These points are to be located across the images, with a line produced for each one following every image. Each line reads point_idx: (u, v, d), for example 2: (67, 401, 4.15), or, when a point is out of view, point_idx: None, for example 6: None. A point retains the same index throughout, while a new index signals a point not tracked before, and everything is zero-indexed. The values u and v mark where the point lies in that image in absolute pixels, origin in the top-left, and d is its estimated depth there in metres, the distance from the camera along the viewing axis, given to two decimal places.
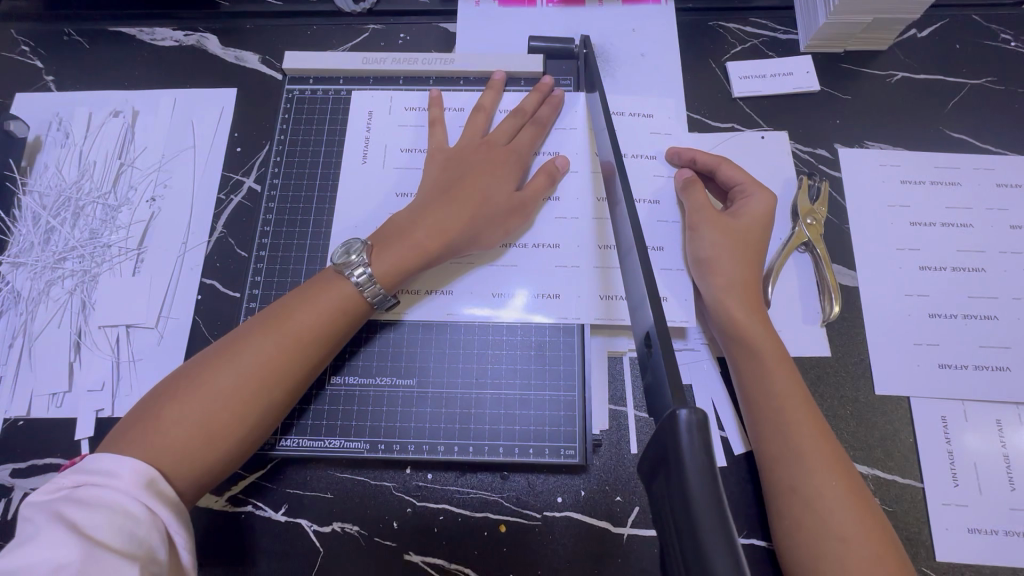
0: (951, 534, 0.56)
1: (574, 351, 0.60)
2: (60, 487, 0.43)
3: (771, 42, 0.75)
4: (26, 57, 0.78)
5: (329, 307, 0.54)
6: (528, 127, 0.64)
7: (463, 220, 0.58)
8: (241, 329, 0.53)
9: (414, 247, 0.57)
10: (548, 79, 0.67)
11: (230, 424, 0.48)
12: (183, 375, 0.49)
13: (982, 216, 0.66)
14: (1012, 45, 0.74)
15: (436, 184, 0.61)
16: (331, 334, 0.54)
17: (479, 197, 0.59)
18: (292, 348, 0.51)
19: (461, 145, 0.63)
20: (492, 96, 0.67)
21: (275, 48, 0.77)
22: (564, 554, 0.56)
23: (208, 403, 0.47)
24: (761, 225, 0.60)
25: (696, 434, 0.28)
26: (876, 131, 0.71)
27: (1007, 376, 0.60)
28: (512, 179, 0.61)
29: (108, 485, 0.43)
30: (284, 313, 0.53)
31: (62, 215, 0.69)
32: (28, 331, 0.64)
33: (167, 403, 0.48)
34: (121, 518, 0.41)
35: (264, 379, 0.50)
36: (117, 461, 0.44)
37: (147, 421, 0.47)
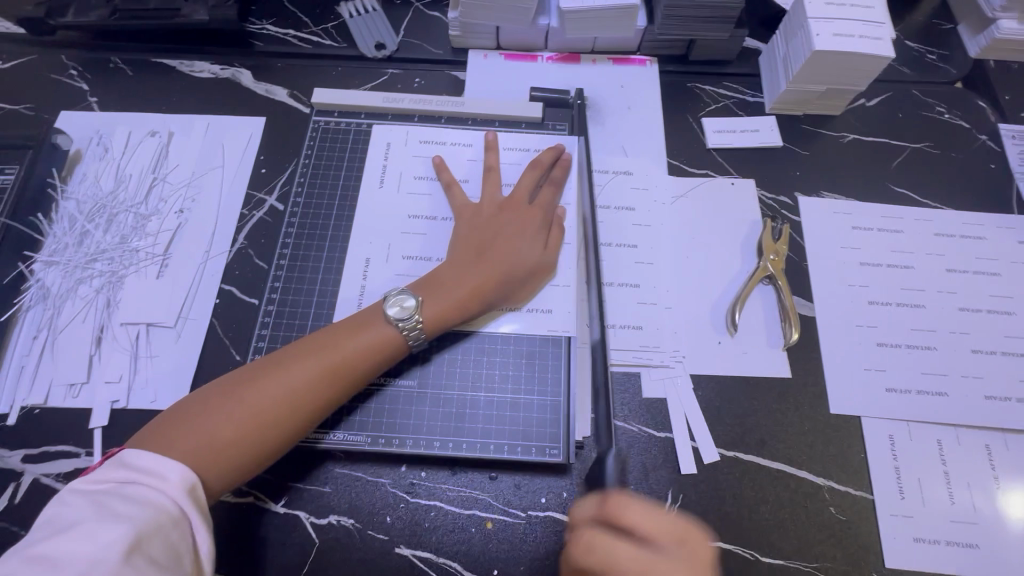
0: (898, 543, 0.61)
1: (561, 361, 0.66)
2: (109, 479, 0.47)
3: (741, 103, 0.86)
4: (74, 80, 0.86)
5: (373, 343, 0.60)
6: (545, 187, 0.72)
7: (498, 277, 0.64)
8: (289, 351, 0.58)
9: (452, 301, 0.63)
10: (560, 145, 0.75)
11: (271, 440, 0.54)
12: (236, 386, 0.55)
13: (922, 260, 0.75)
14: (946, 116, 0.86)
15: (469, 243, 0.67)
16: (370, 368, 0.60)
17: (510, 254, 0.66)
18: (335, 379, 0.57)
19: (485, 205, 0.70)
20: (494, 155, 0.74)
21: (303, 84, 0.86)
22: (545, 551, 0.60)
23: (256, 418, 0.54)
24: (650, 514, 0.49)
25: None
26: (831, 182, 0.81)
27: (945, 401, 0.67)
28: (538, 236, 0.68)
29: (155, 487, 0.47)
30: (332, 344, 0.59)
31: (97, 220, 0.75)
32: (52, 325, 0.69)
33: (218, 410, 0.53)
34: (162, 517, 0.45)
35: (307, 402, 0.56)
36: (166, 464, 0.49)
37: (195, 427, 0.52)
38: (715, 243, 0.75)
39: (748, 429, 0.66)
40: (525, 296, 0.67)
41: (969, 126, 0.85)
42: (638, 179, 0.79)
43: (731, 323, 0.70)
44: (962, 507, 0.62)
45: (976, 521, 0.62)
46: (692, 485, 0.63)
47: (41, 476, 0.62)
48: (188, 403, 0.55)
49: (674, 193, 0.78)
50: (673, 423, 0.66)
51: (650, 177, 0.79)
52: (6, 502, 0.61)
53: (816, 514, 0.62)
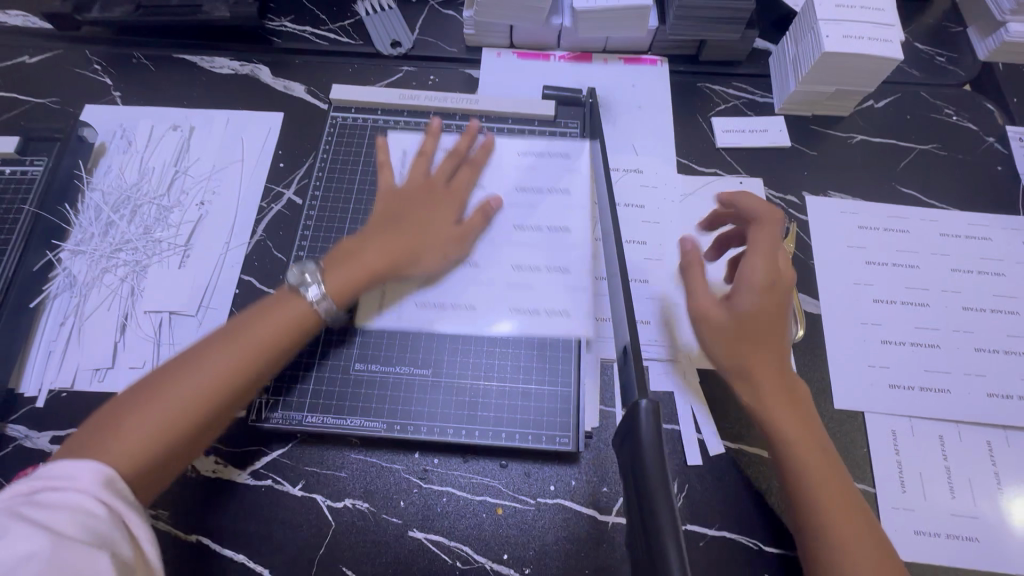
0: (899, 535, 0.62)
1: (571, 354, 0.68)
2: (15, 492, 0.43)
3: (750, 103, 0.88)
4: (98, 74, 0.88)
5: (284, 321, 0.59)
6: (464, 168, 0.73)
7: (404, 246, 0.66)
8: (198, 344, 0.56)
9: (361, 269, 0.64)
10: (475, 123, 0.77)
11: (189, 429, 0.52)
12: (147, 383, 0.53)
13: (927, 260, 0.76)
14: (954, 118, 0.87)
15: (379, 217, 0.68)
16: (284, 346, 0.59)
17: (418, 226, 0.67)
18: (251, 359, 0.56)
19: (405, 184, 0.71)
20: (466, 142, 0.75)
21: (321, 81, 0.88)
22: (554, 537, 0.62)
23: (172, 407, 0.51)
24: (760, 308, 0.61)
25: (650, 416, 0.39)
26: (839, 183, 0.82)
27: (948, 398, 0.68)
28: (452, 211, 0.69)
29: (67, 487, 0.44)
30: (238, 330, 0.57)
31: (121, 211, 0.77)
32: (79, 312, 0.71)
33: (130, 410, 0.51)
34: (82, 512, 0.42)
35: (222, 386, 0.54)
36: (77, 467, 0.45)
37: (108, 430, 0.49)
38: None
39: None
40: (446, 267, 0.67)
41: (976, 128, 0.86)
42: (648, 177, 0.80)
43: None
44: (963, 501, 0.64)
45: (976, 515, 0.63)
46: (698, 476, 0.65)
47: None
48: (99, 413, 0.51)
49: (683, 191, 0.80)
50: (680, 416, 0.68)
51: (660, 175, 0.81)
52: None
53: None
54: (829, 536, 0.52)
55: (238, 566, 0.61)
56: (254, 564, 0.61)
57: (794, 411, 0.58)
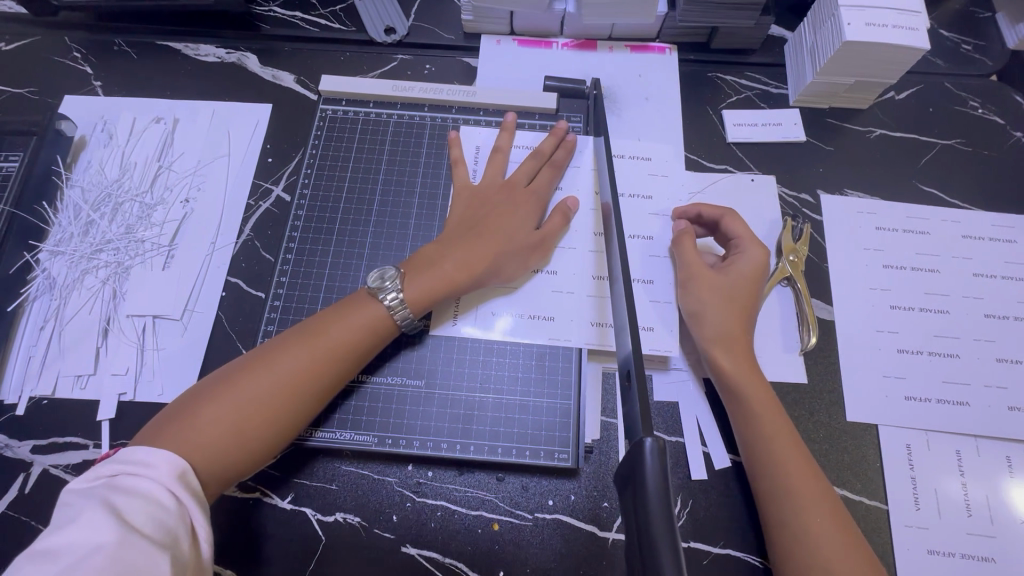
0: (911, 555, 0.60)
1: (572, 364, 0.65)
2: (98, 476, 0.47)
3: (764, 95, 0.83)
4: (78, 63, 0.84)
5: (360, 326, 0.58)
6: (545, 169, 0.70)
7: (490, 255, 0.63)
8: (275, 342, 0.58)
9: (441, 277, 0.62)
10: (563, 123, 0.73)
11: (260, 431, 0.53)
12: (221, 378, 0.54)
13: (947, 263, 0.72)
14: (979, 111, 0.82)
15: (463, 219, 0.66)
16: (359, 351, 0.58)
17: (503, 232, 0.65)
18: (323, 360, 0.56)
19: (483, 185, 0.69)
20: (508, 136, 0.72)
21: (311, 70, 0.84)
22: (551, 554, 0.59)
23: (242, 407, 0.53)
24: (750, 279, 0.65)
25: (655, 455, 0.36)
26: (856, 180, 0.78)
27: (966, 411, 0.65)
28: (533, 216, 0.67)
29: (144, 475, 0.47)
30: (317, 331, 0.58)
31: (102, 209, 0.73)
32: (59, 316, 0.68)
33: (205, 403, 0.53)
34: (152, 504, 0.46)
35: (294, 389, 0.55)
36: (156, 454, 0.49)
37: (185, 421, 0.52)
38: None
39: None
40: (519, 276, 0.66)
41: (1003, 122, 0.82)
42: (655, 174, 0.76)
43: None
44: (979, 520, 0.61)
45: (992, 534, 0.60)
46: (702, 491, 0.62)
47: (50, 468, 0.62)
48: (179, 401, 0.54)
49: (691, 189, 0.76)
50: (685, 428, 0.65)
51: (667, 172, 0.77)
52: (16, 492, 0.61)
53: None
54: (797, 507, 0.55)
55: None
56: None
57: (767, 400, 0.60)
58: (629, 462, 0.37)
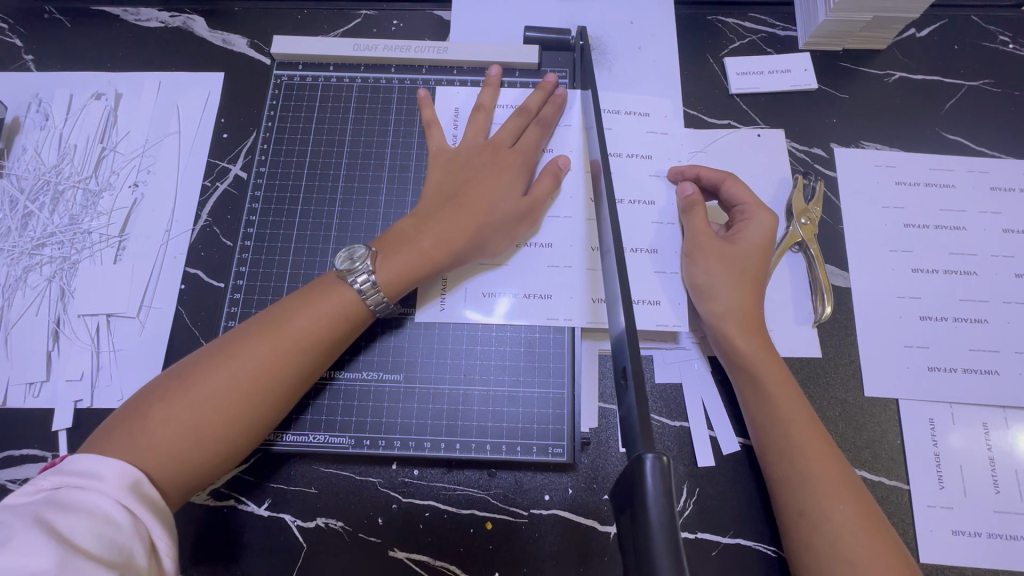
0: (935, 537, 0.56)
1: (565, 348, 0.59)
2: (40, 488, 0.41)
3: (769, 39, 0.75)
4: (5, 35, 0.75)
5: (329, 311, 0.52)
6: (533, 127, 0.63)
7: (472, 227, 0.57)
8: (235, 333, 0.51)
9: (419, 254, 0.55)
10: (552, 76, 0.65)
11: (222, 433, 0.47)
12: (175, 375, 0.48)
13: (975, 219, 0.65)
14: (1010, 47, 0.74)
15: (442, 187, 0.59)
16: (331, 338, 0.52)
17: (485, 201, 0.58)
18: (291, 352, 0.50)
19: (463, 148, 0.62)
20: (491, 93, 0.65)
21: (265, 32, 0.75)
22: (550, 552, 0.55)
23: (199, 407, 0.46)
24: (761, 250, 0.59)
25: (659, 475, 0.31)
26: (874, 131, 0.70)
27: (995, 380, 0.60)
28: (520, 180, 0.60)
29: (93, 487, 0.41)
30: (281, 318, 0.52)
31: (42, 199, 0.67)
32: (4, 319, 0.62)
33: (157, 404, 0.47)
34: (103, 522, 0.40)
35: (257, 385, 0.49)
36: (104, 464, 0.42)
37: (135, 425, 0.46)
38: None
39: None
40: (505, 248, 0.60)
41: None
42: (652, 135, 0.69)
43: None
44: (1008, 496, 0.57)
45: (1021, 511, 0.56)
46: (710, 478, 0.58)
47: (6, 483, 0.57)
48: (129, 404, 0.48)
49: (690, 148, 0.69)
50: (689, 410, 0.60)
51: (665, 131, 0.69)
52: None
53: None
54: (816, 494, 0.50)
55: None
56: None
57: (784, 384, 0.55)
58: (627, 478, 0.32)
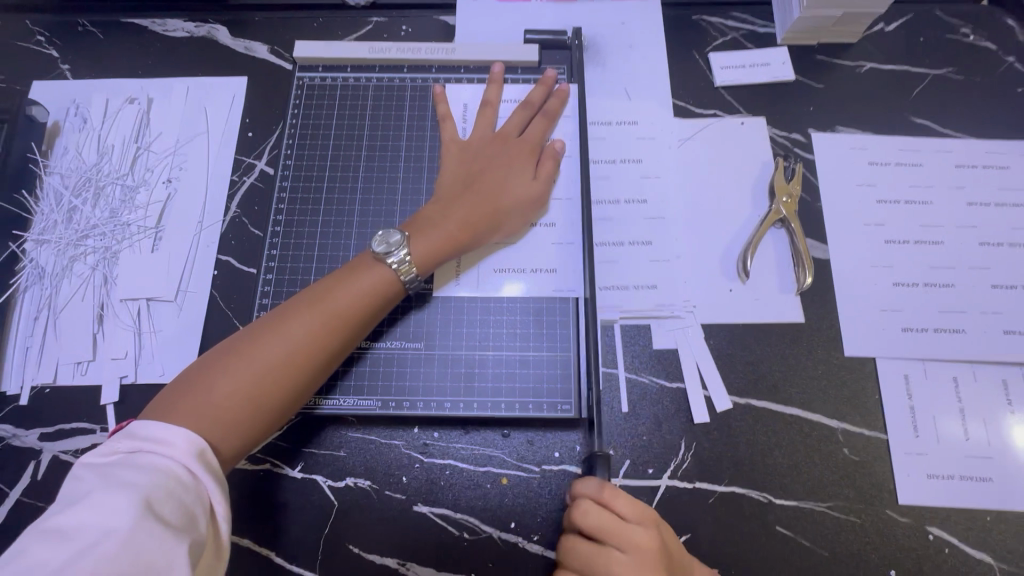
0: (911, 480, 0.61)
1: (570, 317, 0.65)
2: (116, 451, 0.46)
3: (750, 35, 0.81)
4: (42, 46, 0.81)
5: (367, 288, 0.58)
6: (537, 119, 0.69)
7: (489, 209, 0.63)
8: (280, 309, 0.57)
9: (443, 234, 0.61)
10: (551, 72, 0.72)
11: (275, 398, 0.53)
12: (230, 347, 0.53)
13: (941, 194, 0.71)
14: (970, 38, 0.80)
15: (457, 175, 0.65)
16: (368, 312, 0.58)
17: (498, 186, 0.64)
18: (333, 325, 0.56)
19: (473, 139, 0.68)
20: (496, 89, 0.71)
21: (284, 38, 0.81)
22: (561, 503, 0.61)
23: (255, 374, 0.52)
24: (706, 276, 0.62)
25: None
26: (848, 117, 0.76)
27: (963, 338, 0.65)
28: (529, 165, 0.66)
29: (163, 454, 0.45)
30: (323, 295, 0.57)
31: (84, 195, 0.72)
32: (52, 305, 0.68)
33: (215, 373, 0.51)
34: (173, 485, 0.44)
35: (305, 354, 0.54)
36: (173, 428, 0.47)
37: (197, 392, 0.50)
38: (724, 187, 0.72)
39: (760, 376, 0.65)
40: (518, 229, 0.66)
41: (995, 47, 0.80)
42: (644, 126, 0.75)
43: (741, 270, 0.68)
44: (977, 442, 0.62)
45: (990, 456, 0.62)
46: (706, 433, 0.63)
47: (60, 453, 0.62)
48: (186, 375, 0.53)
49: (680, 136, 0.75)
50: (685, 372, 0.65)
51: (656, 121, 0.75)
52: (29, 479, 0.62)
53: (829, 455, 0.62)
54: None
55: (243, 550, 0.60)
56: (259, 547, 0.60)
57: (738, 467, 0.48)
58: None
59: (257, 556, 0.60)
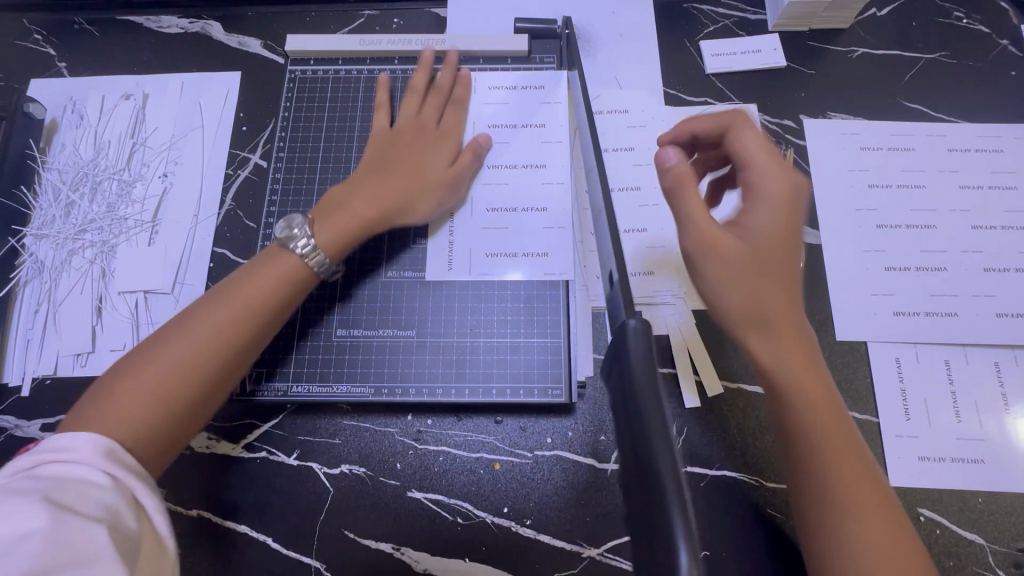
0: (903, 462, 0.61)
1: (561, 304, 0.65)
2: (17, 469, 0.41)
3: (741, 22, 0.81)
4: (40, 45, 0.82)
5: (268, 278, 0.56)
6: (441, 106, 0.69)
7: (397, 194, 0.62)
8: (186, 308, 0.53)
9: (344, 221, 0.60)
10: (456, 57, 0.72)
11: (193, 396, 0.50)
12: (144, 348, 0.50)
13: (934, 178, 0.71)
14: (964, 21, 0.80)
15: (372, 162, 0.64)
16: (273, 304, 0.55)
17: (407, 170, 0.63)
18: (245, 313, 0.53)
19: (400, 125, 0.67)
20: (446, 75, 0.71)
21: (277, 33, 0.82)
22: (553, 488, 0.61)
23: (168, 371, 0.49)
24: (774, 238, 0.49)
25: (640, 333, 0.38)
26: (839, 102, 0.76)
27: (955, 321, 0.65)
28: (449, 150, 0.66)
29: (70, 459, 0.42)
30: (232, 288, 0.54)
31: (81, 190, 0.73)
32: (52, 298, 0.69)
33: (125, 376, 0.48)
34: (84, 486, 0.41)
35: (223, 344, 0.52)
36: (76, 438, 0.44)
37: (104, 399, 0.47)
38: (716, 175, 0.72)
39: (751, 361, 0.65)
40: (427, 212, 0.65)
41: (988, 30, 0.80)
42: (636, 113, 0.75)
43: None
44: (969, 425, 0.62)
45: (982, 437, 0.62)
46: (699, 420, 0.64)
47: None
48: (89, 391, 0.49)
49: (670, 124, 0.75)
50: (677, 359, 0.66)
51: (647, 109, 0.76)
52: None
53: None
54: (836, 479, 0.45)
55: (241, 536, 0.61)
56: (257, 534, 0.61)
57: (819, 391, 0.46)
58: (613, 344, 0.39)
59: (256, 542, 0.61)
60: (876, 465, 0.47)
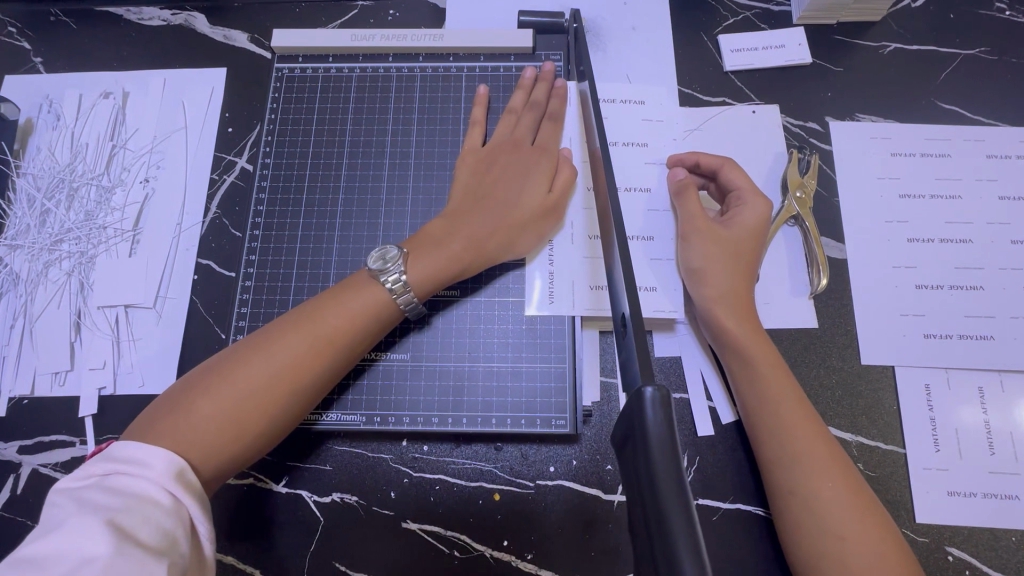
0: (931, 497, 0.57)
1: (566, 326, 0.61)
2: (91, 474, 0.42)
3: (763, 15, 0.75)
4: (14, 39, 0.77)
5: (357, 309, 0.53)
6: (544, 123, 0.65)
7: (496, 226, 0.59)
8: (269, 328, 0.52)
9: (446, 256, 0.57)
10: (548, 66, 0.67)
11: (259, 423, 0.48)
12: (216, 367, 0.49)
13: (970, 187, 0.66)
14: (1007, 14, 0.74)
15: (469, 188, 0.61)
16: (355, 338, 0.53)
17: (507, 203, 0.60)
18: (321, 347, 0.51)
19: (493, 147, 0.64)
20: (520, 96, 0.66)
21: (264, 26, 0.76)
22: (556, 521, 0.58)
23: (239, 398, 0.47)
24: (752, 232, 0.60)
25: (658, 408, 0.31)
26: (869, 103, 0.71)
27: (990, 345, 0.61)
28: (545, 178, 0.62)
29: (140, 475, 0.42)
30: (311, 314, 0.52)
31: (57, 197, 0.69)
32: (28, 313, 0.65)
33: (197, 396, 0.47)
34: (150, 507, 0.40)
35: (294, 377, 0.50)
36: (151, 451, 0.43)
37: (174, 415, 0.46)
38: None
39: None
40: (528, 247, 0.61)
41: None
42: (648, 115, 0.70)
43: None
44: (1003, 458, 0.58)
45: (1017, 472, 0.57)
46: (712, 448, 0.60)
47: (39, 467, 0.60)
48: (167, 396, 0.49)
49: (686, 127, 0.69)
50: (689, 382, 0.62)
51: (661, 110, 0.70)
52: (8, 494, 0.60)
53: None
54: (803, 475, 0.50)
55: (226, 567, 0.58)
56: (244, 565, 0.58)
57: (773, 366, 0.55)
58: (627, 417, 0.33)
59: (242, 574, 0.58)
60: (853, 469, 0.52)
